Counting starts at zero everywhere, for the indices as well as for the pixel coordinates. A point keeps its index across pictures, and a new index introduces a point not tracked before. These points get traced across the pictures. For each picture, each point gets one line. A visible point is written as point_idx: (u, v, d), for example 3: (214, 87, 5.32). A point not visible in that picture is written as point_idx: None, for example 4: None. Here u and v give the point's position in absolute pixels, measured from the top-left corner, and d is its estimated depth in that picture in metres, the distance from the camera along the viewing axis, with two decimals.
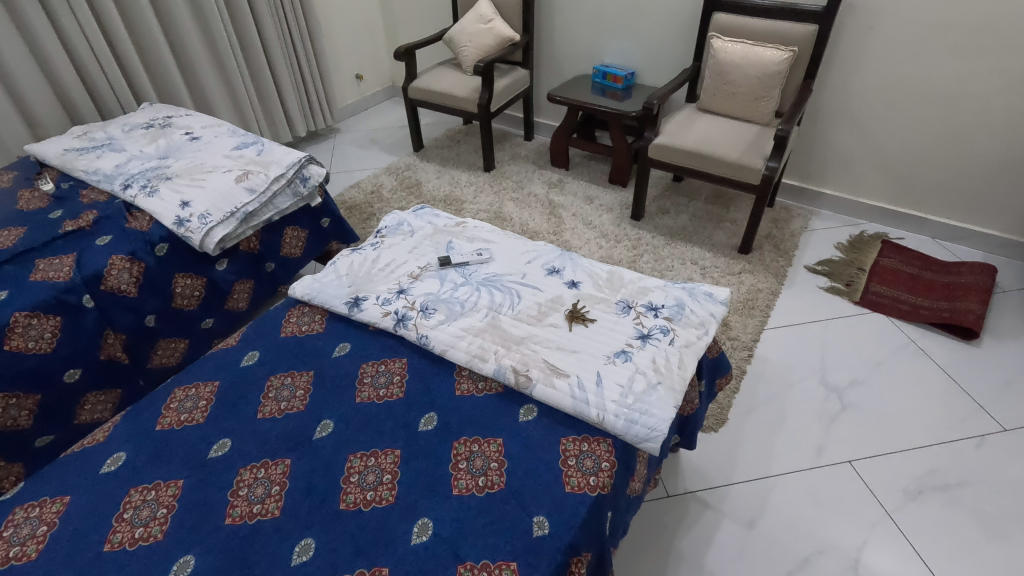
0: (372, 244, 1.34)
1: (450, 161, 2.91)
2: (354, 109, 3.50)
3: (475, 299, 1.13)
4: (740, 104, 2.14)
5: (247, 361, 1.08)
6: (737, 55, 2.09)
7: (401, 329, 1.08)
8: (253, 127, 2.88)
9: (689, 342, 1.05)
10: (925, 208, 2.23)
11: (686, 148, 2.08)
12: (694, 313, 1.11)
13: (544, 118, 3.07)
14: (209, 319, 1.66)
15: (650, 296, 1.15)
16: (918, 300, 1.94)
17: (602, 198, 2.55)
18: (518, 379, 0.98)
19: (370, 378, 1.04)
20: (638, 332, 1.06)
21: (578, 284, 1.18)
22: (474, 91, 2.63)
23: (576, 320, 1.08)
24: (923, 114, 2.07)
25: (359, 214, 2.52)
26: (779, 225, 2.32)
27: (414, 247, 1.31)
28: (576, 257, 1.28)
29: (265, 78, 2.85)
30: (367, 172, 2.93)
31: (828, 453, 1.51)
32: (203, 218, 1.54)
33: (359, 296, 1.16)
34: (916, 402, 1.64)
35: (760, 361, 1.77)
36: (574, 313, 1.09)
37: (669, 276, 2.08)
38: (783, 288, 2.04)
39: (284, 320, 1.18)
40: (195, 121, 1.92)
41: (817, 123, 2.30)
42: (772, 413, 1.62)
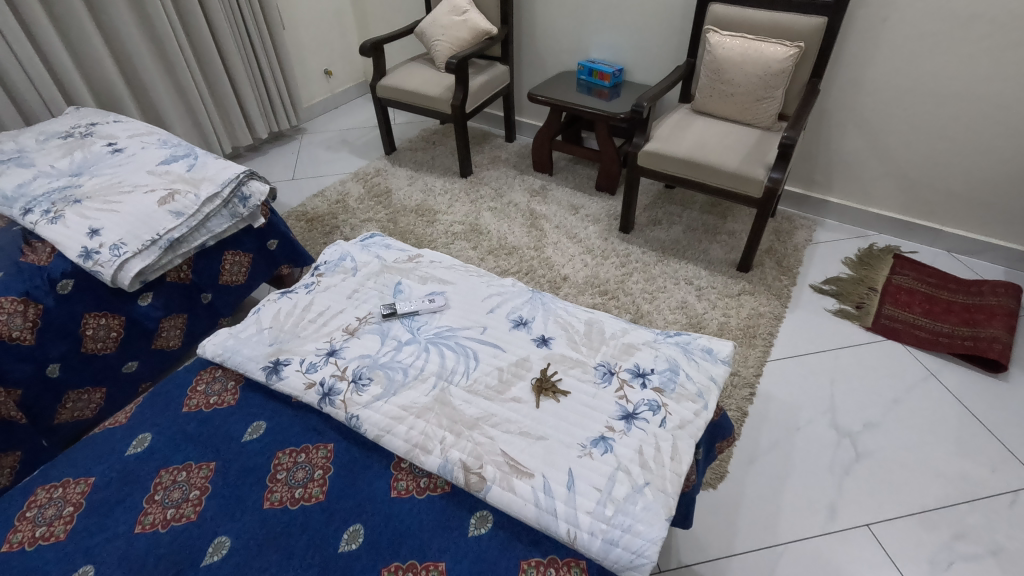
0: (306, 286, 1.12)
1: (424, 165, 2.68)
2: (323, 106, 3.25)
3: (422, 364, 0.92)
4: (739, 106, 1.93)
5: (134, 448, 0.87)
6: (736, 52, 1.87)
7: (327, 406, 0.87)
8: (207, 129, 2.63)
9: (685, 421, 0.84)
10: (941, 219, 2.03)
11: (680, 155, 1.87)
12: (690, 381, 0.90)
13: (527, 117, 2.84)
14: (131, 362, 1.44)
15: (636, 357, 0.94)
16: (937, 325, 1.75)
17: (588, 207, 2.34)
18: (468, 479, 0.77)
19: (285, 473, 0.82)
20: (621, 409, 0.85)
21: (548, 340, 0.97)
22: (447, 90, 2.40)
23: (545, 394, 0.87)
24: (942, 116, 1.86)
25: (321, 227, 2.29)
26: (781, 238, 2.12)
27: (355, 290, 1.09)
28: (549, 302, 1.07)
29: (219, 76, 2.60)
30: (333, 177, 2.69)
31: (843, 514, 1.32)
32: (114, 249, 1.31)
33: (280, 359, 0.95)
34: (939, 448, 1.45)
35: (763, 400, 1.57)
36: (541, 384, 0.88)
37: (660, 298, 1.88)
38: (787, 311, 1.84)
39: (189, 388, 0.96)
40: (121, 129, 1.68)
41: (823, 126, 2.09)
42: (777, 464, 1.42)
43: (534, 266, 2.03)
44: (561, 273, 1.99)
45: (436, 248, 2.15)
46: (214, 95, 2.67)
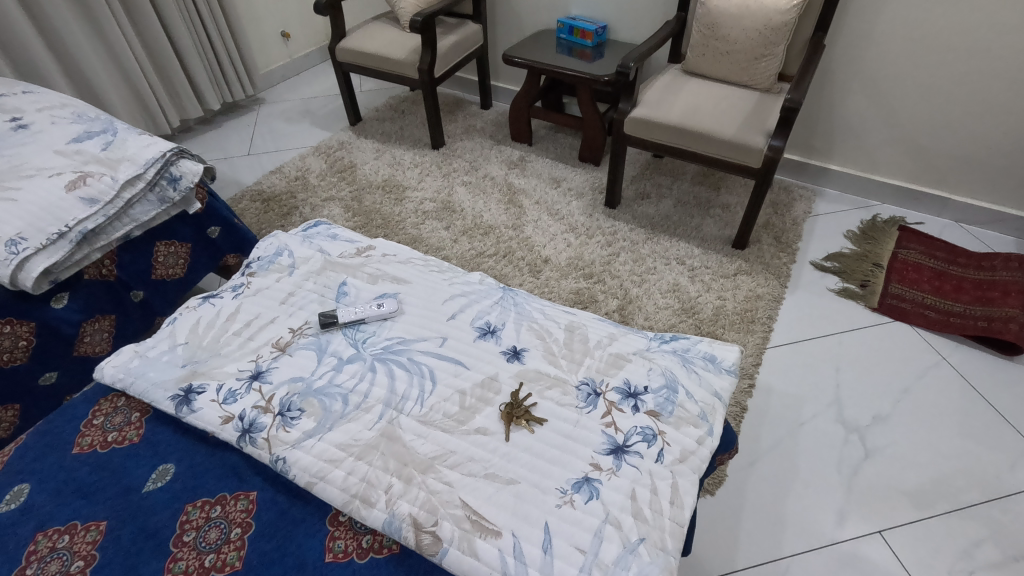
0: (234, 289, 0.94)
1: (392, 137, 2.47)
2: (282, 73, 2.99)
3: (366, 388, 0.75)
4: (736, 65, 1.74)
5: (6, 504, 0.70)
6: (733, 4, 1.68)
7: (248, 446, 0.71)
8: (149, 100, 2.37)
9: (686, 453, 0.70)
10: (950, 186, 1.88)
11: (671, 122, 1.68)
12: (691, 400, 0.75)
13: (503, 82, 2.62)
14: (50, 373, 1.25)
15: (626, 371, 0.78)
16: (948, 305, 1.62)
17: (570, 180, 2.15)
18: (420, 539, 0.62)
19: (193, 534, 0.66)
20: (608, 440, 0.70)
21: (521, 353, 0.81)
22: (413, 52, 2.17)
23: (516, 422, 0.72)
24: (957, 73, 1.69)
25: (278, 207, 2.08)
26: (779, 211, 1.96)
27: (291, 293, 0.91)
28: (522, 304, 0.90)
29: (159, 40, 2.33)
30: (293, 151, 2.46)
31: (853, 519, 1.20)
32: (12, 246, 1.11)
33: (193, 385, 0.77)
34: (954, 439, 1.33)
35: (763, 393, 1.44)
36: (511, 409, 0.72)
37: (650, 280, 1.72)
38: (787, 292, 1.69)
39: (84, 423, 0.78)
40: (28, 102, 1.44)
41: (825, 86, 1.91)
42: (780, 465, 1.29)
43: (513, 247, 1.85)
44: (542, 255, 1.81)
45: (405, 228, 1.96)
46: (155, 62, 2.41)
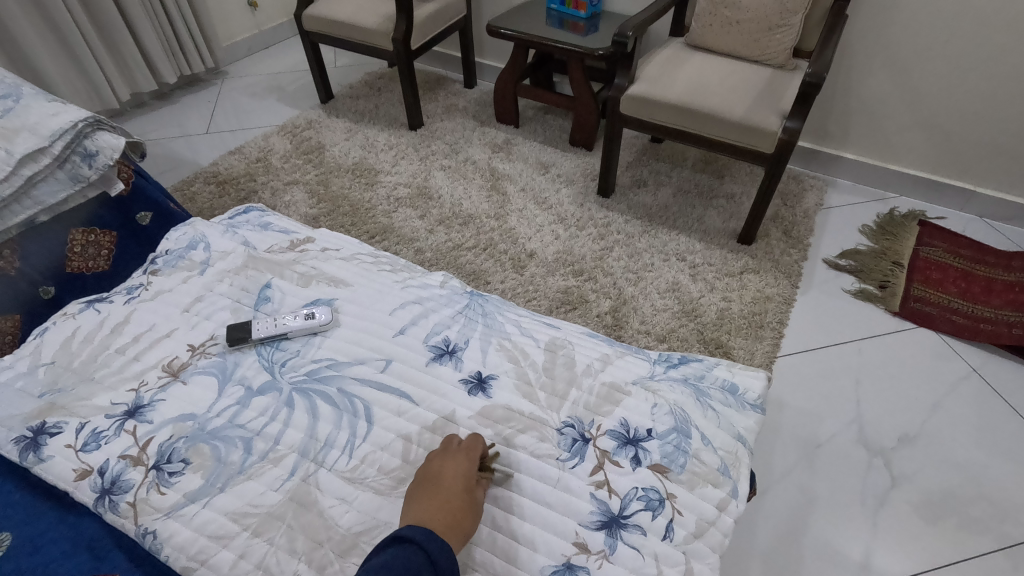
0: (128, 291, 0.74)
1: (365, 115, 2.25)
2: (249, 46, 2.75)
3: (277, 431, 0.57)
4: (745, 37, 1.56)
5: None
6: None
7: (108, 512, 0.52)
8: (93, 71, 2.13)
9: (703, 525, 0.52)
10: (976, 178, 1.72)
11: (674, 100, 1.49)
12: (708, 448, 0.57)
13: (488, 58, 2.41)
14: None
15: (624, 409, 0.60)
16: (976, 309, 1.45)
17: (560, 165, 1.96)
18: None
19: None
20: (600, 510, 0.52)
21: (487, 381, 0.62)
22: (387, 21, 1.96)
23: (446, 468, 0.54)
24: (993, 48, 1.51)
25: (235, 191, 1.87)
26: (788, 203, 1.78)
27: (198, 298, 0.72)
28: (492, 315, 0.71)
29: (103, 4, 2.09)
30: (256, 130, 2.24)
31: (881, 560, 1.03)
32: None
33: (46, 424, 0.58)
34: (991, 465, 1.17)
35: (773, 409, 1.27)
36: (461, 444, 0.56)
37: (646, 278, 1.53)
38: (798, 293, 1.52)
39: None
40: None
41: (843, 64, 1.72)
42: (795, 494, 1.13)
43: (494, 239, 1.66)
44: (527, 249, 1.62)
45: (375, 217, 1.75)
46: (100, 28, 2.16)
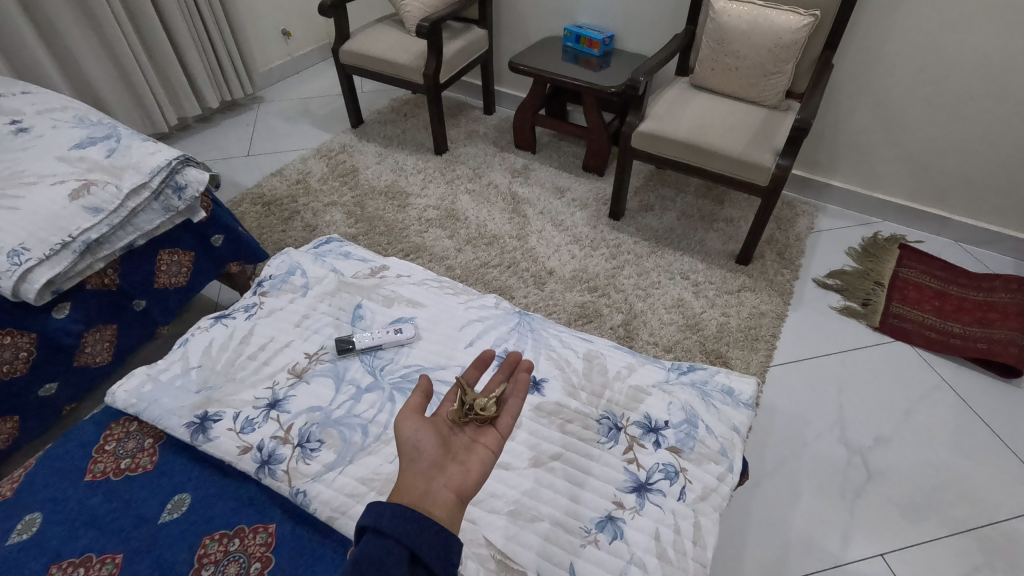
0: (246, 309, 0.93)
1: (394, 140, 2.44)
2: (281, 72, 2.95)
3: (385, 419, 0.75)
4: (743, 81, 1.75)
5: (19, 536, 0.69)
6: (744, 21, 1.68)
7: (267, 477, 0.70)
8: (146, 98, 2.32)
9: (708, 491, 0.70)
10: (951, 206, 1.90)
11: (680, 138, 1.68)
12: (711, 435, 0.75)
13: (507, 87, 2.60)
14: (51, 384, 1.23)
15: (647, 406, 0.78)
16: (948, 325, 1.64)
17: (574, 190, 2.15)
18: None
19: (212, 568, 0.65)
20: (631, 478, 0.70)
21: (541, 383, 0.80)
22: (418, 57, 2.15)
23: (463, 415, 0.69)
24: (963, 94, 1.70)
25: (279, 211, 2.06)
26: (782, 227, 1.97)
27: (306, 315, 0.90)
28: (539, 331, 0.90)
29: (157, 37, 2.28)
30: (293, 153, 2.43)
31: (856, 542, 1.21)
32: (14, 256, 1.08)
33: (209, 413, 0.76)
34: (954, 462, 1.35)
35: (766, 412, 1.45)
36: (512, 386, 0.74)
37: (654, 295, 1.72)
38: (789, 309, 1.70)
39: (96, 448, 0.78)
40: (27, 103, 1.42)
41: (832, 102, 1.92)
42: (783, 486, 1.30)
43: (517, 258, 1.85)
44: (547, 267, 1.81)
45: (408, 236, 1.94)
46: (153, 59, 2.36)
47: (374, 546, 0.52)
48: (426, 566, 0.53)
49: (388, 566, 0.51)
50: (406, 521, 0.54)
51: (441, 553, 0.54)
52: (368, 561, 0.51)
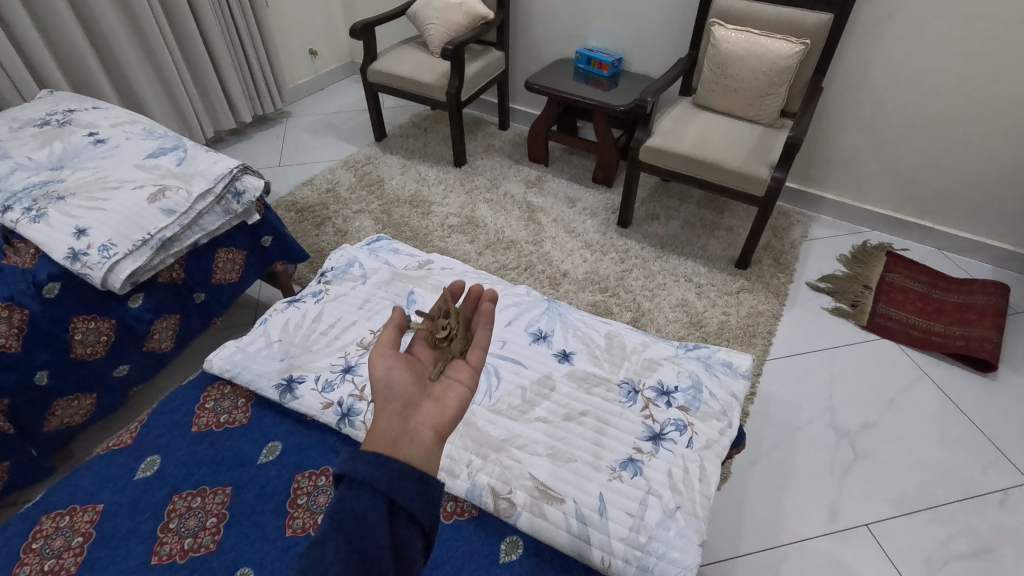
0: (314, 294, 1.08)
1: (416, 153, 2.62)
2: (308, 88, 3.14)
3: None
4: (742, 101, 1.92)
5: (143, 472, 0.84)
6: (742, 47, 1.85)
7: (347, 427, 0.85)
8: (187, 112, 2.50)
9: (711, 441, 0.84)
10: (934, 217, 2.06)
11: (683, 152, 1.84)
12: (713, 398, 0.90)
13: (521, 104, 2.78)
14: (123, 366, 1.37)
15: (659, 374, 0.93)
16: (930, 324, 1.79)
17: (585, 200, 2.31)
18: (497, 504, 0.76)
19: (305, 498, 0.80)
20: (648, 429, 0.85)
21: (570, 355, 0.96)
22: (442, 77, 2.33)
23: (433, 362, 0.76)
24: (942, 114, 1.87)
25: (312, 217, 2.22)
26: (778, 235, 2.13)
27: (367, 299, 1.06)
28: (566, 314, 1.06)
29: (199, 56, 2.46)
30: (322, 164, 2.60)
31: (843, 513, 1.35)
32: (104, 250, 1.24)
33: (294, 376, 0.92)
34: (934, 445, 1.48)
35: (763, 400, 1.59)
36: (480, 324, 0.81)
37: (660, 295, 1.87)
38: (784, 309, 1.86)
39: (197, 406, 0.93)
40: (101, 118, 1.59)
41: (823, 121, 2.09)
42: (779, 464, 1.44)
43: (533, 261, 2.00)
44: (561, 270, 1.96)
45: (432, 241, 2.10)
46: (194, 76, 2.54)
47: (352, 498, 0.55)
48: (405, 511, 0.56)
49: (370, 514, 0.55)
50: (382, 468, 0.57)
51: (420, 496, 0.58)
52: (347, 513, 0.55)
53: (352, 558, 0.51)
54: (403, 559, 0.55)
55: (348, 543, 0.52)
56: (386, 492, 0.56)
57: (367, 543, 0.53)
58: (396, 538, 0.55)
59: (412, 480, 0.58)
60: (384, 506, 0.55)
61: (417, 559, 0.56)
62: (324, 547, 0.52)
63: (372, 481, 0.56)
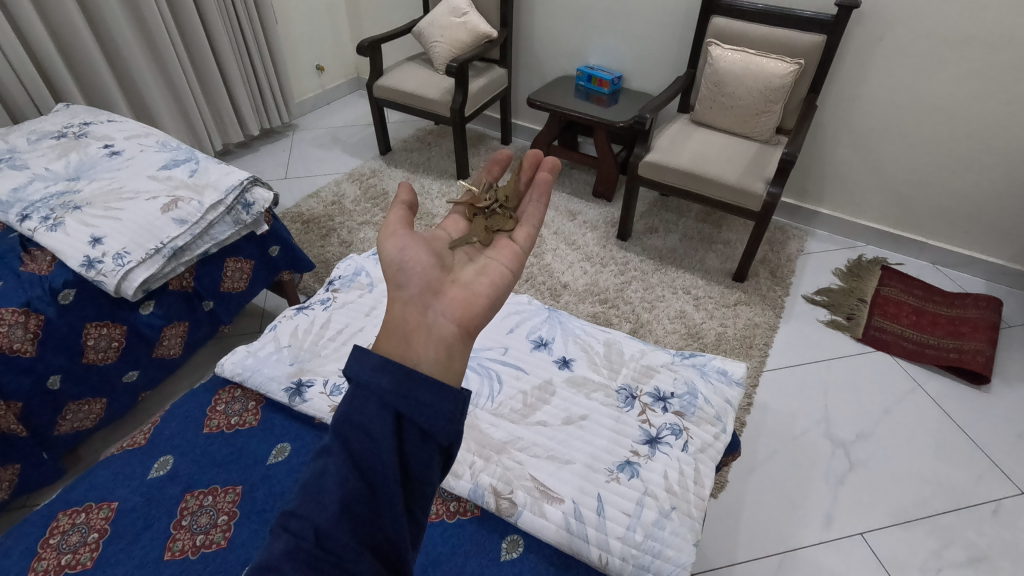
0: (322, 301, 1.12)
1: (419, 166, 2.67)
2: (314, 103, 3.21)
3: None
4: (738, 118, 1.97)
5: (156, 472, 0.86)
6: (738, 66, 1.91)
7: None
8: (197, 126, 2.56)
9: (706, 445, 0.87)
10: (927, 232, 2.10)
11: (681, 167, 1.89)
12: (708, 404, 0.93)
13: (523, 120, 2.84)
14: (132, 372, 1.40)
15: (656, 380, 0.97)
16: (924, 337, 1.82)
17: (586, 213, 2.36)
18: (498, 504, 0.79)
19: None
20: (645, 433, 0.88)
21: (570, 362, 1.00)
22: (446, 93, 2.39)
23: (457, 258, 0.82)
24: (933, 132, 1.92)
25: (318, 228, 2.26)
26: (774, 249, 2.17)
27: (374, 307, 1.10)
28: (566, 322, 1.09)
29: (210, 72, 2.53)
30: (328, 176, 2.65)
31: (838, 522, 1.37)
32: (118, 258, 1.27)
33: (303, 380, 0.96)
34: (928, 456, 1.51)
35: (760, 411, 1.62)
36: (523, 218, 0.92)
37: (659, 307, 1.91)
38: (781, 321, 1.89)
39: (209, 409, 0.96)
40: (116, 130, 1.64)
41: (817, 139, 2.14)
42: (775, 473, 1.47)
43: (534, 273, 2.04)
44: (561, 281, 2.00)
45: None
46: (204, 90, 2.60)
47: (360, 407, 0.55)
48: (415, 425, 0.56)
49: (377, 430, 0.54)
50: (393, 377, 0.57)
51: (433, 414, 0.56)
52: (357, 424, 0.55)
53: (352, 480, 0.53)
54: (412, 477, 0.55)
55: (351, 464, 0.53)
56: (395, 407, 0.55)
57: (370, 463, 0.53)
58: (406, 453, 0.55)
59: (424, 392, 0.57)
60: (392, 421, 0.55)
61: (429, 473, 0.57)
62: (328, 462, 0.54)
63: (381, 391, 0.56)
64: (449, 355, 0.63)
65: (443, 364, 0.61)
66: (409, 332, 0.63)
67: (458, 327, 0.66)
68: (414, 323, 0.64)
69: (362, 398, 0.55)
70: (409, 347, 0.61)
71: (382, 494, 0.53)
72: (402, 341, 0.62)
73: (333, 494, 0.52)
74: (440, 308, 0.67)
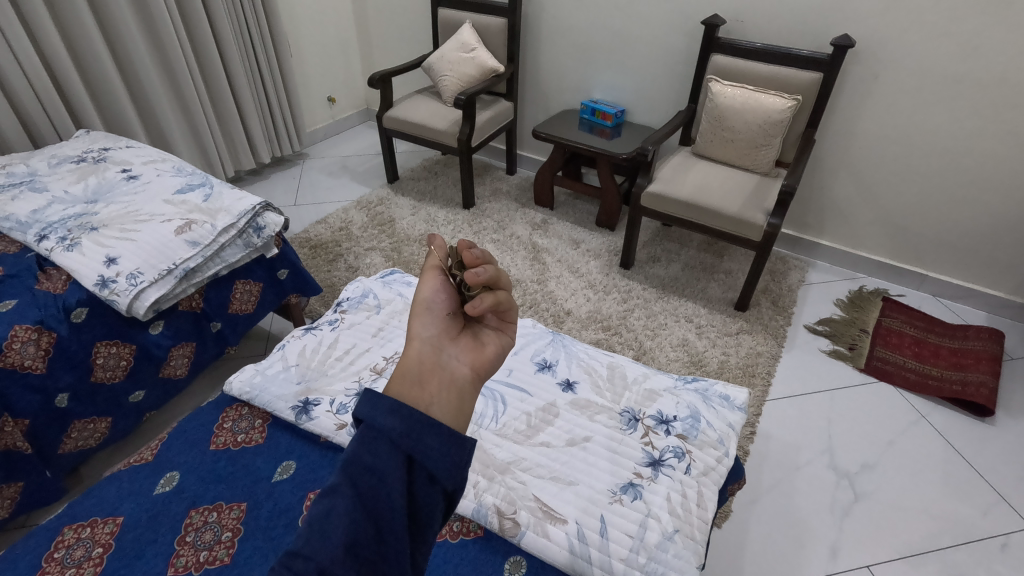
0: (330, 322, 1.15)
1: (426, 195, 2.72)
2: (325, 132, 3.29)
3: None
4: (738, 151, 2.02)
5: (162, 487, 0.87)
6: (738, 101, 1.97)
7: None
8: (212, 154, 2.63)
9: (709, 468, 0.88)
10: (927, 264, 2.13)
11: (683, 198, 1.93)
12: (710, 428, 0.94)
13: (528, 151, 2.91)
14: (138, 392, 1.41)
15: (659, 404, 0.98)
16: (926, 369, 1.82)
17: (589, 242, 2.39)
18: (502, 524, 0.79)
19: None
20: (647, 455, 0.89)
21: (573, 384, 1.01)
22: (453, 124, 2.46)
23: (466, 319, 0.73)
24: (930, 166, 1.96)
25: (325, 253, 2.29)
26: (776, 279, 2.19)
27: (380, 328, 1.13)
28: (570, 346, 1.11)
29: (226, 102, 2.62)
30: (336, 203, 2.70)
31: (843, 554, 1.35)
32: (132, 278, 1.30)
33: (310, 399, 0.97)
34: (934, 489, 1.49)
35: (763, 439, 1.61)
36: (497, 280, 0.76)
37: (661, 335, 1.92)
38: (783, 351, 1.89)
39: (216, 426, 0.97)
40: (134, 155, 1.70)
41: (816, 172, 2.19)
42: (778, 503, 1.46)
43: (538, 299, 2.06)
44: (564, 308, 2.02)
45: None
46: (219, 119, 2.68)
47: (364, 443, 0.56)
48: (419, 460, 0.57)
49: (382, 464, 0.55)
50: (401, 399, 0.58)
51: (441, 436, 0.58)
52: (364, 462, 0.55)
53: (360, 501, 0.54)
54: (417, 517, 0.56)
55: (354, 491, 0.54)
56: (404, 448, 0.56)
57: (373, 500, 0.54)
58: (413, 494, 0.57)
59: (428, 426, 0.58)
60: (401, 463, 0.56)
61: (431, 516, 0.57)
62: (329, 496, 0.55)
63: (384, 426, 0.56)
64: (460, 401, 0.64)
65: (454, 409, 0.63)
66: (423, 374, 0.64)
67: (471, 370, 0.67)
68: (430, 365, 0.64)
69: (368, 431, 0.56)
70: (422, 390, 0.62)
71: (386, 536, 0.54)
72: (416, 384, 0.62)
73: (334, 527, 0.53)
74: (454, 351, 0.68)
